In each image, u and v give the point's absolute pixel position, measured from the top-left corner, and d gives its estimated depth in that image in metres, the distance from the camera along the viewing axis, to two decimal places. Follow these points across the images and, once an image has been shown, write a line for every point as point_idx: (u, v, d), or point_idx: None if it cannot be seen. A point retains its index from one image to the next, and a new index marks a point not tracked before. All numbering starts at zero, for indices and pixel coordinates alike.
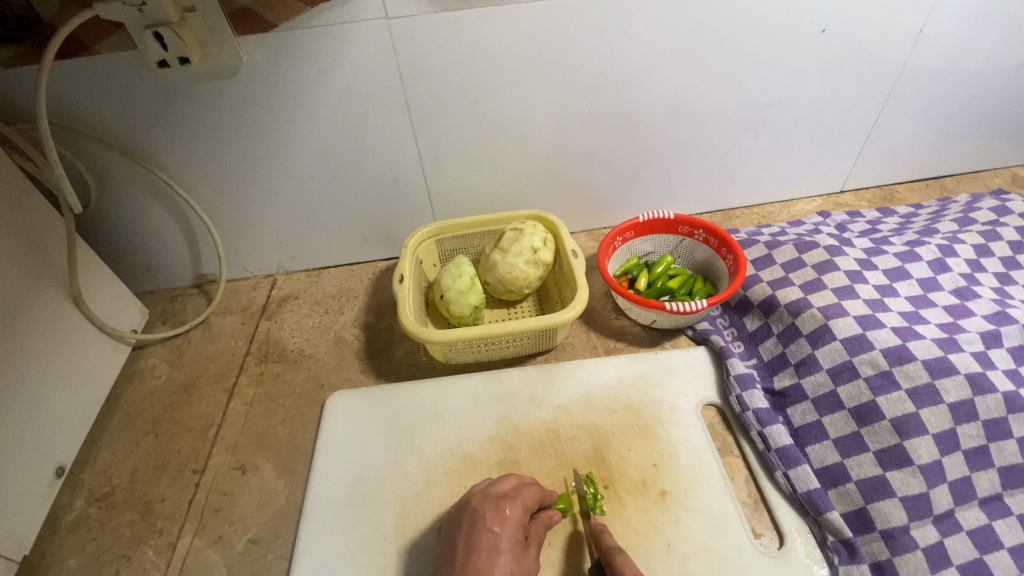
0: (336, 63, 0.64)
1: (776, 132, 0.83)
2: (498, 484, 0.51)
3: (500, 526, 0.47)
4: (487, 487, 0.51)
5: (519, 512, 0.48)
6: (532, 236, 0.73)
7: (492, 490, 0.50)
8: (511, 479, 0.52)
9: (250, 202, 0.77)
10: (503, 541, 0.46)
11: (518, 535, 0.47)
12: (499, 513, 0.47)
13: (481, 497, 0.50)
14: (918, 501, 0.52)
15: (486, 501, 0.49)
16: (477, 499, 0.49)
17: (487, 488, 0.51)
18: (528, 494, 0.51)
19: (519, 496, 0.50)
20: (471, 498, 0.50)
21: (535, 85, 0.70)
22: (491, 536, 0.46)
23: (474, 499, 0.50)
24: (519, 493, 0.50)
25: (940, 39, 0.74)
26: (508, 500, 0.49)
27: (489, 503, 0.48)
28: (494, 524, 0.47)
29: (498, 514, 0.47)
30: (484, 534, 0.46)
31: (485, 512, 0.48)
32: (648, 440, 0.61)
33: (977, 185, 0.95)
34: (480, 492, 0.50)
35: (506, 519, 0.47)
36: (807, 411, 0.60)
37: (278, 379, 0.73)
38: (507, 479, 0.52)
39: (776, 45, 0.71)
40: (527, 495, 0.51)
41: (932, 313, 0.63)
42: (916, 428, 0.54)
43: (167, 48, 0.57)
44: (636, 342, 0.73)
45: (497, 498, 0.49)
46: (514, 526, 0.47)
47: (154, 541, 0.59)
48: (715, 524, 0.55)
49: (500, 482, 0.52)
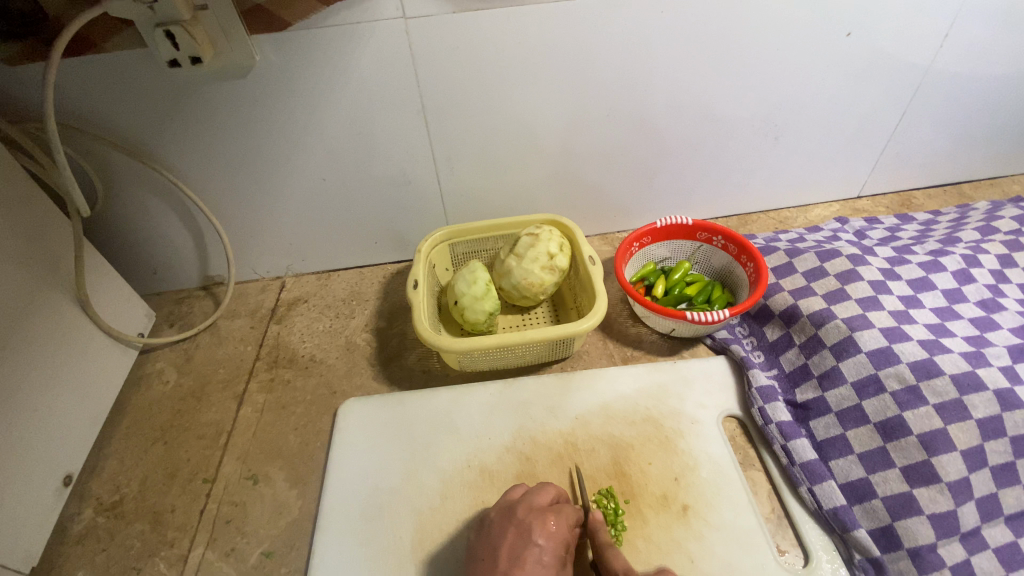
0: (351, 64, 0.62)
1: (795, 137, 0.82)
2: (542, 493, 0.50)
3: (544, 541, 0.46)
4: (531, 496, 0.50)
5: (563, 527, 0.48)
6: (548, 242, 0.72)
7: (537, 500, 0.49)
8: (553, 491, 0.51)
9: (259, 204, 0.76)
10: (546, 557, 0.45)
11: (560, 551, 0.47)
12: (545, 528, 0.47)
13: (526, 507, 0.49)
14: (945, 519, 0.51)
15: (531, 512, 0.48)
16: (523, 509, 0.48)
17: (531, 497, 0.50)
18: (569, 508, 0.50)
19: (563, 512, 0.49)
20: (516, 506, 0.49)
21: (553, 86, 0.69)
22: (536, 551, 0.45)
23: (518, 508, 0.49)
24: (562, 508, 0.50)
25: (965, 44, 0.72)
26: (553, 514, 0.48)
27: (535, 515, 0.48)
28: (539, 538, 0.46)
29: (544, 528, 0.47)
30: (529, 547, 0.46)
31: (531, 525, 0.47)
32: (668, 453, 0.60)
33: (995, 192, 0.94)
34: (524, 501, 0.49)
35: (551, 534, 0.47)
36: (831, 424, 0.59)
37: (289, 386, 0.71)
38: (549, 490, 0.51)
39: (799, 49, 0.70)
40: (569, 511, 0.50)
41: (957, 325, 0.62)
42: (943, 445, 0.53)
43: (179, 46, 0.55)
44: (653, 351, 0.72)
45: (542, 510, 0.48)
46: (557, 543, 0.47)
47: (165, 553, 0.58)
48: (739, 541, 0.54)
49: (543, 491, 0.51)
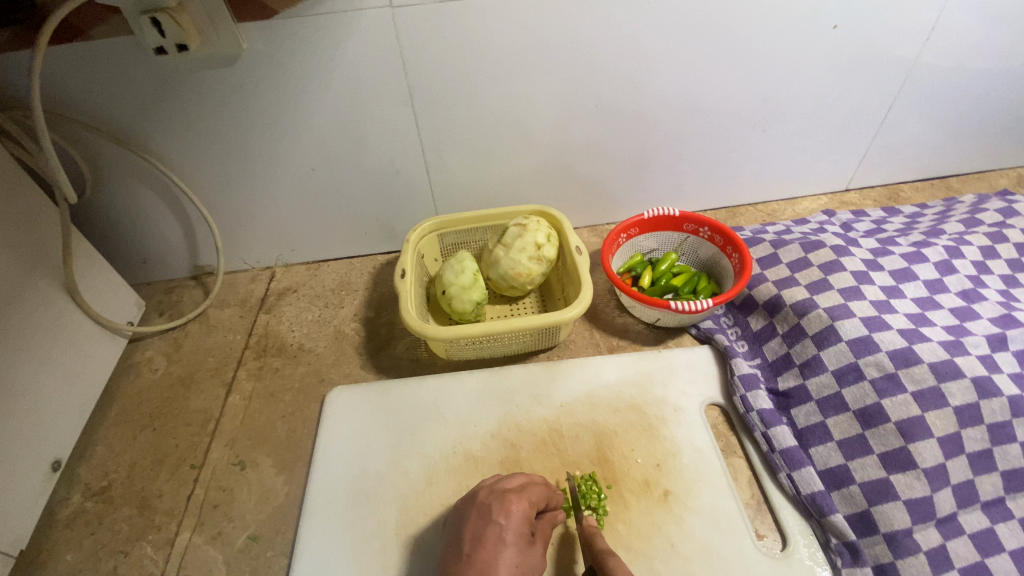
0: (339, 53, 0.62)
1: (783, 128, 0.82)
2: (505, 480, 0.51)
3: (505, 519, 0.47)
4: (495, 482, 0.51)
5: (525, 506, 0.48)
6: (536, 232, 0.72)
7: (499, 485, 0.50)
8: (519, 477, 0.52)
9: (248, 193, 0.76)
10: (507, 535, 0.46)
11: (524, 529, 0.47)
12: (504, 506, 0.47)
13: (487, 491, 0.50)
14: (921, 504, 0.52)
15: (491, 494, 0.49)
16: (484, 493, 0.50)
17: (494, 483, 0.51)
18: (535, 489, 0.51)
19: (526, 492, 0.49)
20: (478, 492, 0.50)
21: (541, 76, 0.69)
22: (496, 529, 0.46)
23: (480, 493, 0.50)
24: (525, 489, 0.50)
25: (951, 37, 0.73)
26: (514, 494, 0.49)
27: (495, 496, 0.49)
28: (499, 516, 0.47)
29: (503, 507, 0.47)
30: (489, 526, 0.46)
31: (492, 506, 0.48)
32: (651, 440, 0.61)
33: (982, 186, 0.95)
34: (487, 487, 0.51)
35: (511, 512, 0.47)
36: (812, 412, 0.60)
37: (278, 374, 0.72)
38: (514, 477, 0.52)
39: (787, 40, 0.70)
40: (533, 491, 0.50)
41: (938, 315, 0.63)
42: (921, 432, 0.54)
43: (164, 34, 0.56)
44: (639, 340, 0.73)
45: (503, 492, 0.49)
46: (520, 520, 0.47)
47: (152, 537, 0.58)
48: (718, 525, 0.54)
49: (508, 478, 0.52)
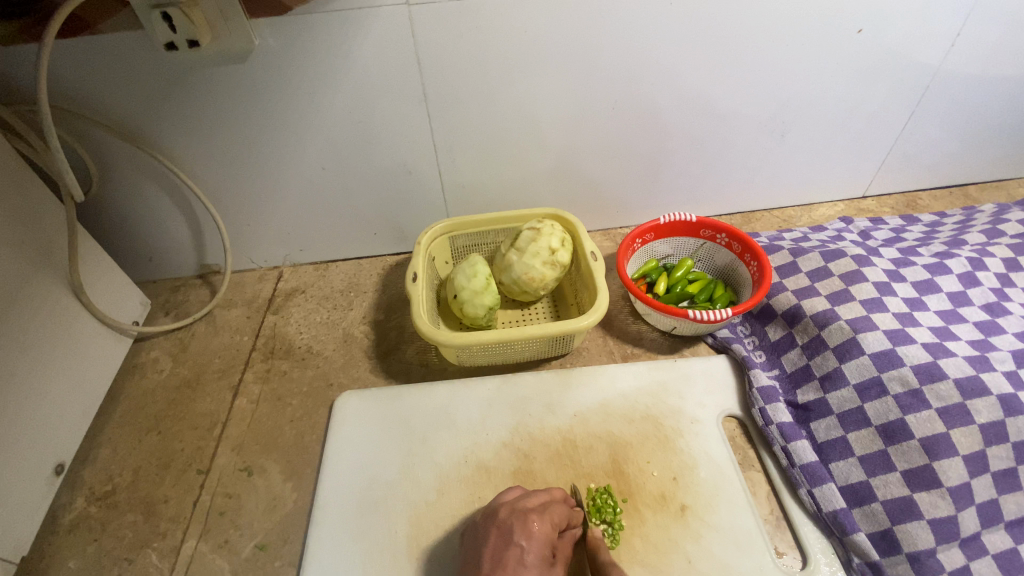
0: (353, 50, 0.61)
1: (801, 134, 0.81)
2: (527, 497, 0.50)
3: (526, 541, 0.45)
4: (517, 499, 0.49)
5: (547, 528, 0.47)
6: (550, 236, 0.71)
7: (521, 503, 0.49)
8: (540, 493, 0.50)
9: (257, 192, 0.75)
10: (529, 558, 0.45)
11: (545, 551, 0.46)
12: (526, 528, 0.46)
13: (509, 509, 0.48)
14: (946, 524, 0.51)
15: (513, 513, 0.47)
16: (506, 511, 0.48)
17: (516, 500, 0.49)
18: (557, 509, 0.49)
19: (548, 512, 0.48)
20: (499, 509, 0.49)
21: (558, 77, 0.68)
22: (517, 551, 0.45)
23: (501, 510, 0.48)
24: (547, 509, 0.49)
25: (978, 43, 0.71)
26: (536, 514, 0.47)
27: (517, 516, 0.47)
28: (521, 538, 0.45)
29: (525, 528, 0.46)
30: (510, 548, 0.45)
31: (513, 525, 0.46)
32: (667, 452, 0.59)
33: (1000, 194, 0.93)
34: (508, 503, 0.49)
35: (533, 534, 0.46)
36: (832, 427, 0.59)
37: (285, 377, 0.71)
38: (537, 494, 0.50)
39: (809, 43, 0.68)
40: (555, 511, 0.49)
41: (962, 329, 0.61)
42: (945, 449, 0.53)
43: (175, 29, 0.54)
44: (654, 348, 0.71)
45: (525, 511, 0.48)
46: (541, 543, 0.46)
47: (157, 544, 0.57)
48: (736, 542, 0.53)
49: (530, 495, 0.50)
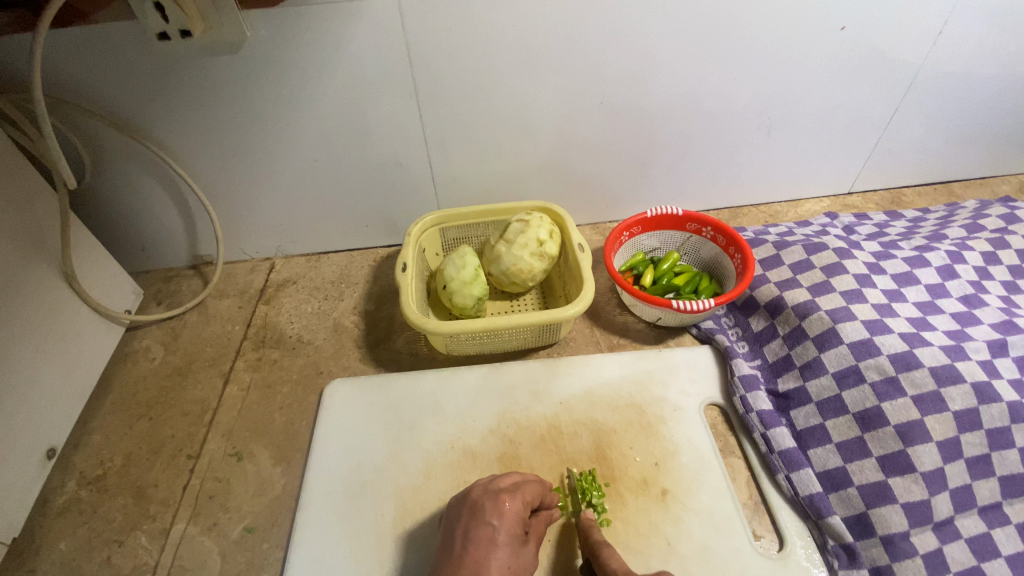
0: (344, 43, 0.62)
1: (787, 130, 0.82)
2: (499, 478, 0.51)
3: (498, 520, 0.46)
4: (489, 481, 0.51)
5: (518, 506, 0.48)
6: (539, 228, 0.72)
7: (493, 483, 0.50)
8: (512, 475, 0.52)
9: (249, 182, 0.76)
10: (500, 535, 0.46)
11: (516, 529, 0.47)
12: (497, 507, 0.47)
13: (481, 489, 0.49)
14: (919, 508, 0.52)
15: (485, 494, 0.49)
16: (478, 491, 0.49)
17: (488, 482, 0.51)
18: (529, 488, 0.50)
19: (519, 491, 0.49)
20: (471, 490, 0.50)
21: (547, 71, 0.69)
22: (489, 530, 0.46)
23: (473, 492, 0.50)
24: (518, 488, 0.50)
25: (959, 41, 0.72)
26: (508, 494, 0.48)
27: (489, 496, 0.48)
28: (492, 517, 0.46)
29: (497, 507, 0.47)
30: (482, 526, 0.46)
31: (485, 505, 0.48)
32: (649, 439, 0.60)
33: (984, 192, 0.95)
34: (481, 485, 0.50)
35: (505, 513, 0.47)
36: (811, 414, 0.60)
37: (276, 365, 0.71)
38: (508, 475, 0.51)
39: (794, 40, 0.70)
40: (527, 490, 0.50)
41: (939, 320, 0.63)
42: (919, 435, 0.54)
43: (168, 19, 0.55)
44: (639, 339, 0.73)
45: (497, 491, 0.49)
46: (513, 521, 0.47)
47: (147, 527, 0.58)
48: (715, 525, 0.54)
49: (502, 477, 0.51)
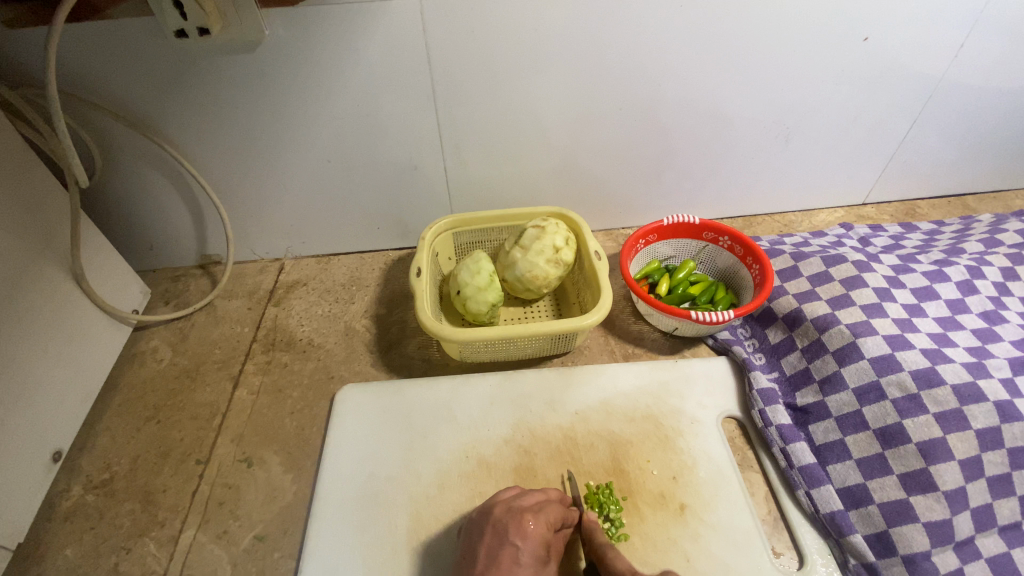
0: (363, 44, 0.61)
1: (803, 139, 0.81)
2: (522, 496, 0.50)
3: (521, 541, 0.46)
4: (512, 498, 0.50)
5: (542, 528, 0.47)
6: (555, 235, 0.71)
7: (516, 502, 0.49)
8: (535, 493, 0.51)
9: (261, 182, 0.74)
10: (523, 557, 0.45)
11: (539, 552, 0.46)
12: (521, 528, 0.46)
13: (504, 508, 0.48)
14: (941, 527, 0.52)
15: (509, 513, 0.48)
16: (501, 509, 0.48)
17: (512, 500, 0.49)
18: (553, 508, 0.49)
19: (543, 511, 0.48)
20: (494, 507, 0.49)
21: (567, 76, 0.68)
22: (511, 551, 0.45)
23: (496, 509, 0.48)
24: (542, 508, 0.49)
25: (980, 54, 0.72)
26: (531, 514, 0.48)
27: (512, 516, 0.47)
28: (515, 538, 0.46)
29: (521, 528, 0.46)
30: (505, 547, 0.45)
31: (508, 525, 0.47)
32: (667, 451, 0.60)
33: (998, 206, 0.95)
34: (504, 503, 0.49)
35: (528, 535, 0.46)
36: (830, 429, 0.59)
37: (286, 369, 0.70)
38: (532, 493, 0.50)
39: (815, 50, 0.69)
40: (551, 510, 0.49)
41: (960, 335, 0.62)
42: (942, 454, 0.54)
43: (186, 17, 0.54)
44: (655, 349, 0.72)
45: (521, 511, 0.48)
46: (536, 543, 0.46)
47: (155, 534, 0.57)
48: (734, 541, 0.54)
49: (525, 495, 0.50)
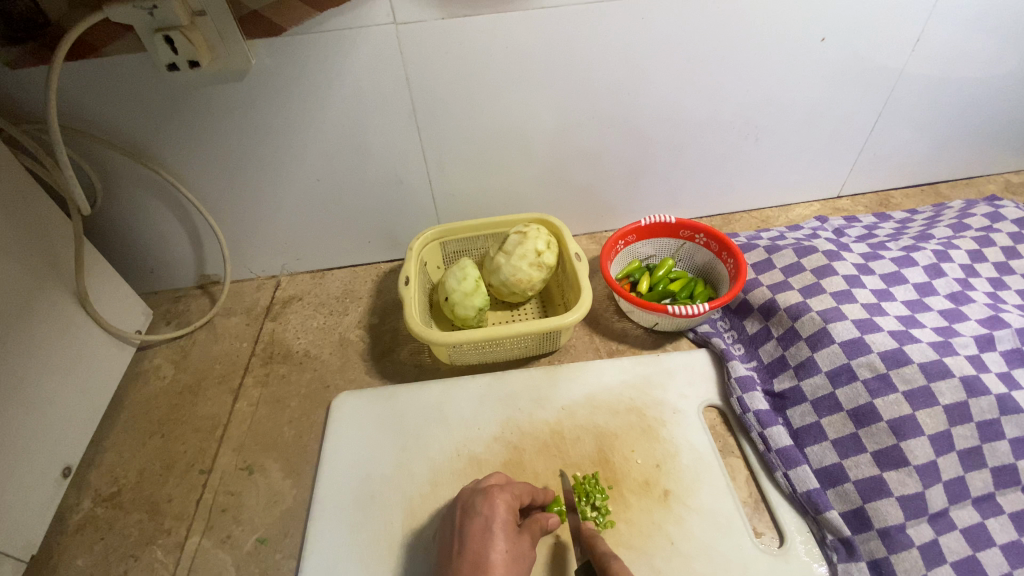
0: (345, 68, 0.65)
1: (774, 137, 0.85)
2: (487, 478, 0.53)
3: (489, 510, 0.48)
4: (477, 482, 0.53)
5: (508, 497, 0.50)
6: (536, 239, 0.74)
7: (481, 483, 0.52)
8: (498, 475, 0.54)
9: (254, 203, 0.78)
10: (495, 523, 0.47)
11: (509, 518, 0.49)
12: (487, 498, 0.49)
13: (471, 490, 0.52)
14: (914, 500, 0.54)
15: (475, 492, 0.51)
16: (467, 492, 0.52)
17: (477, 483, 0.53)
18: (517, 483, 0.52)
19: (507, 485, 0.51)
20: (461, 493, 0.52)
21: (540, 90, 0.71)
22: (482, 520, 0.48)
23: (464, 494, 0.52)
24: (506, 483, 0.52)
25: (937, 47, 0.75)
26: (497, 487, 0.51)
27: (478, 492, 0.51)
28: (483, 509, 0.49)
29: (487, 499, 0.49)
30: (475, 519, 0.48)
31: (475, 501, 0.50)
32: (650, 441, 0.62)
33: (970, 191, 0.97)
34: (470, 488, 0.53)
35: (494, 503, 0.49)
36: (806, 413, 0.61)
37: (284, 380, 0.73)
38: (494, 474, 0.54)
39: (777, 51, 0.72)
40: (515, 485, 0.52)
41: (928, 317, 0.65)
42: (912, 430, 0.56)
43: (177, 51, 0.58)
44: (638, 345, 0.74)
45: (486, 488, 0.51)
46: (504, 509, 0.49)
47: (162, 541, 0.59)
48: (716, 523, 0.56)
49: (489, 477, 0.54)
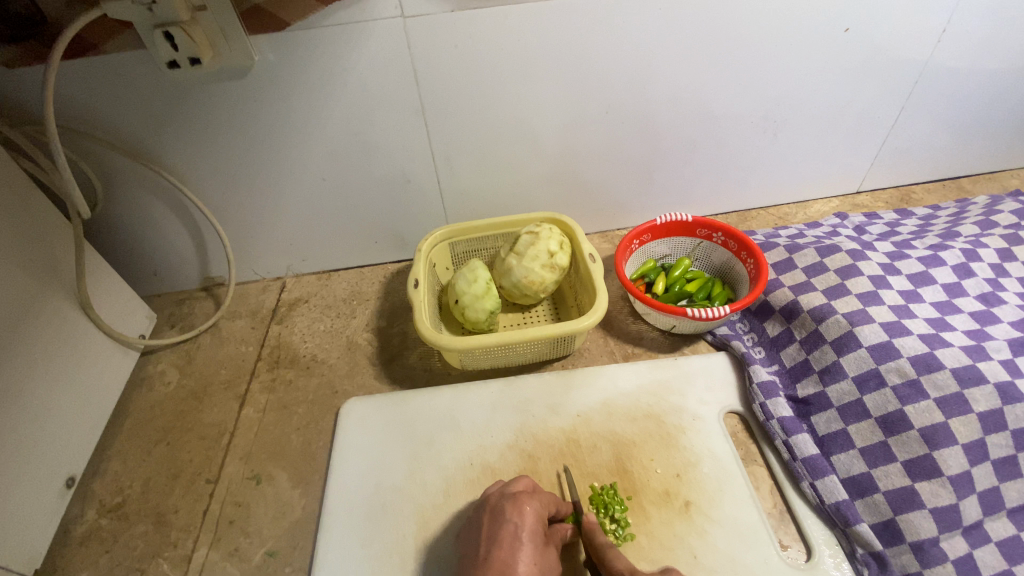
0: (351, 64, 0.62)
1: (792, 131, 0.82)
2: (514, 483, 0.51)
3: (519, 518, 0.46)
4: (504, 486, 0.51)
5: (537, 506, 0.48)
6: (549, 240, 0.72)
7: (509, 488, 0.50)
8: (525, 480, 0.52)
9: (259, 203, 0.76)
10: (524, 533, 0.46)
11: (538, 529, 0.47)
12: (516, 505, 0.47)
13: (499, 494, 0.50)
14: (948, 512, 0.51)
15: (503, 497, 0.49)
16: (495, 496, 0.50)
17: (504, 486, 0.51)
18: (544, 494, 0.51)
19: (536, 494, 0.49)
20: (488, 497, 0.50)
21: (552, 85, 0.69)
22: (511, 527, 0.46)
23: (491, 497, 0.50)
24: (535, 491, 0.50)
25: (964, 37, 0.72)
26: (526, 494, 0.49)
27: (507, 498, 0.48)
28: (513, 516, 0.47)
29: (516, 506, 0.47)
30: (505, 525, 0.46)
31: (504, 506, 0.48)
32: (669, 449, 0.60)
33: (993, 186, 0.94)
34: (497, 491, 0.50)
35: (524, 511, 0.47)
36: (833, 420, 0.59)
37: (291, 386, 0.72)
38: (522, 479, 0.52)
39: (797, 43, 0.70)
40: (543, 495, 0.50)
41: (958, 319, 0.62)
42: (945, 438, 0.53)
43: (177, 48, 0.55)
44: (654, 348, 0.72)
45: (515, 493, 0.49)
46: (533, 519, 0.47)
47: (169, 554, 0.58)
48: (740, 535, 0.54)
49: (516, 482, 0.52)
